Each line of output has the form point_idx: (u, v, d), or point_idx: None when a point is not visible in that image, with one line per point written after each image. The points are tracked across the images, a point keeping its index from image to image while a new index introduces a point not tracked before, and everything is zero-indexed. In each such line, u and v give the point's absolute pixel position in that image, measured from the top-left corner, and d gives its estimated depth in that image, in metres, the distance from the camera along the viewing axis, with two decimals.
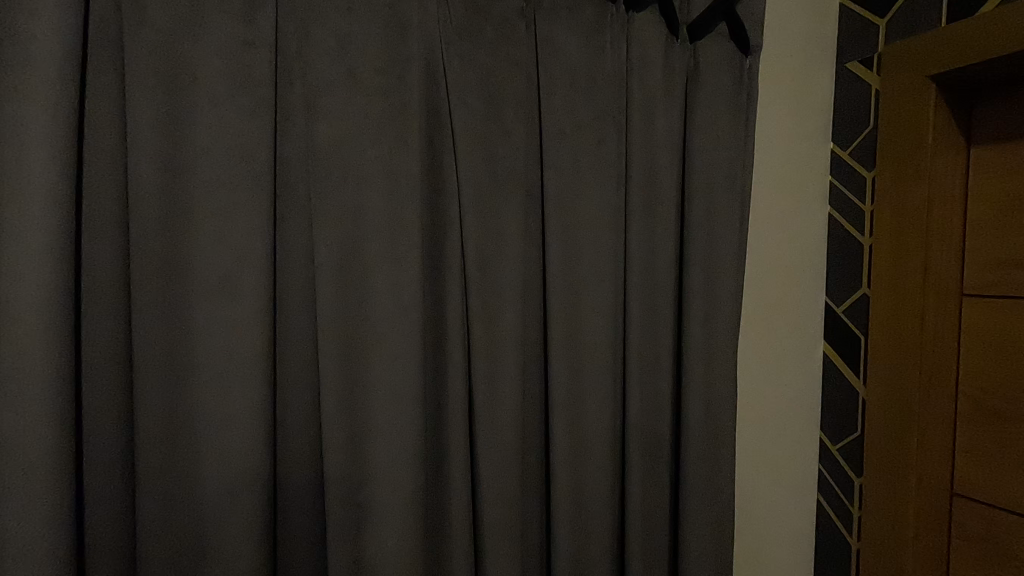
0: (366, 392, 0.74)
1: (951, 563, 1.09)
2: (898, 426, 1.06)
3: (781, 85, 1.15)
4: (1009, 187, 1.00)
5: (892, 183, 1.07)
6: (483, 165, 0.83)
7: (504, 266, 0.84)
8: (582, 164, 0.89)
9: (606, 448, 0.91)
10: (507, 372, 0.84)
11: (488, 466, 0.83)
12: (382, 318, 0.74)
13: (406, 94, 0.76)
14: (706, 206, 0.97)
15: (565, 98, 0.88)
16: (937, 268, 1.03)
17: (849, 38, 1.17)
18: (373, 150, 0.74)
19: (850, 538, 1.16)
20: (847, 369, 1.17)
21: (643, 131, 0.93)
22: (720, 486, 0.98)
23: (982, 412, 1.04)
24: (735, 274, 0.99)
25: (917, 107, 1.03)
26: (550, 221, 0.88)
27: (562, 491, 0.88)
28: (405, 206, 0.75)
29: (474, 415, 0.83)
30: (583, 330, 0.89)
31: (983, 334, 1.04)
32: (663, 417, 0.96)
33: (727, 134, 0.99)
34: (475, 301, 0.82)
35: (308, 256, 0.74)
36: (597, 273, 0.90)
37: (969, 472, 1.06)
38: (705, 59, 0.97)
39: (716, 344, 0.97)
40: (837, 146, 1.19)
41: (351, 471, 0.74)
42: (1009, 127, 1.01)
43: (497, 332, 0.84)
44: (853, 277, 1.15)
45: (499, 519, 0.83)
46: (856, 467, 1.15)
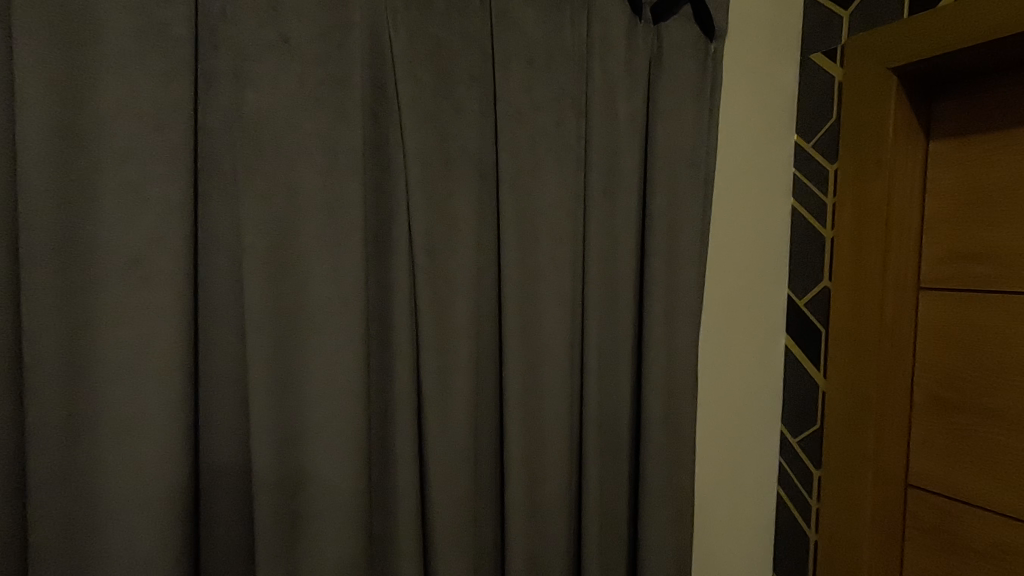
0: (301, 388, 0.69)
1: (905, 553, 1.09)
2: (855, 418, 1.05)
3: (745, 73, 1.12)
4: (967, 181, 1.00)
5: (853, 174, 1.05)
6: (432, 145, 0.78)
7: (455, 252, 0.79)
8: (539, 147, 0.85)
9: (563, 445, 0.87)
10: (459, 366, 0.79)
11: (438, 466, 0.78)
12: (320, 307, 0.69)
13: (347, 63, 0.70)
14: (669, 194, 0.94)
15: (521, 76, 0.83)
16: (896, 260, 1.03)
17: (814, 28, 1.15)
18: (309, 124, 0.68)
19: (808, 530, 1.15)
20: (808, 364, 1.16)
21: (604, 114, 0.89)
22: (681, 481, 0.96)
23: (938, 407, 1.04)
24: (697, 263, 0.97)
25: (878, 99, 1.02)
26: (505, 206, 0.83)
27: (517, 490, 0.83)
28: (346, 187, 0.70)
29: (422, 412, 0.78)
30: (539, 321, 0.85)
31: (941, 327, 1.04)
32: (621, 412, 0.93)
33: (690, 119, 0.96)
34: (424, 290, 0.77)
35: (234, 239, 0.68)
36: (555, 261, 0.86)
37: (923, 464, 1.06)
38: (668, 40, 0.94)
39: (677, 336, 0.95)
40: (801, 138, 1.17)
41: (284, 474, 0.68)
42: (968, 122, 1.00)
43: (447, 323, 0.79)
44: (816, 270, 1.14)
45: (448, 520, 0.78)
46: (815, 460, 1.14)
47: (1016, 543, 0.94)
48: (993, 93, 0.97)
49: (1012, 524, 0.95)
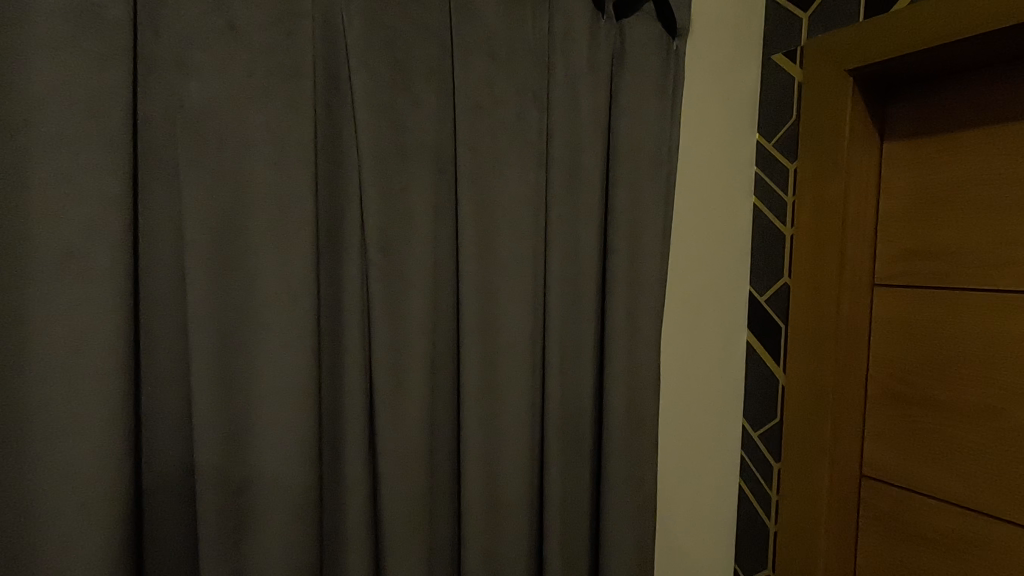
0: (249, 387, 0.68)
1: (860, 542, 1.12)
2: (812, 411, 1.08)
3: (709, 71, 1.13)
4: (920, 181, 1.03)
5: (811, 173, 1.08)
6: (388, 138, 0.76)
7: (412, 248, 0.78)
8: (500, 142, 0.84)
9: (523, 442, 0.87)
10: (416, 363, 0.78)
11: (393, 464, 0.77)
12: (269, 304, 0.68)
13: (298, 54, 0.68)
14: (631, 191, 0.94)
15: (481, 70, 0.82)
16: (852, 257, 1.05)
17: (775, 28, 1.17)
18: (258, 116, 0.66)
19: (768, 522, 1.18)
20: (769, 359, 1.18)
21: (566, 109, 0.89)
22: (642, 476, 0.97)
23: (892, 399, 1.07)
24: (659, 260, 0.97)
25: (836, 99, 1.04)
26: (463, 201, 0.81)
27: (476, 487, 0.83)
28: (296, 182, 0.69)
29: (376, 410, 0.76)
30: (498, 318, 0.85)
31: (895, 322, 1.06)
32: (581, 409, 0.94)
33: (652, 116, 0.96)
34: (378, 286, 0.76)
35: (177, 233, 0.66)
36: (514, 258, 0.85)
37: (877, 455, 1.09)
38: (631, 37, 0.94)
39: (639, 333, 0.96)
40: (763, 137, 1.19)
41: (230, 472, 0.67)
42: (921, 123, 1.03)
43: (403, 319, 0.77)
44: (776, 267, 1.16)
45: (402, 519, 0.78)
46: (775, 453, 1.17)
47: (962, 530, 0.98)
48: (944, 95, 1.00)
49: (958, 512, 0.98)
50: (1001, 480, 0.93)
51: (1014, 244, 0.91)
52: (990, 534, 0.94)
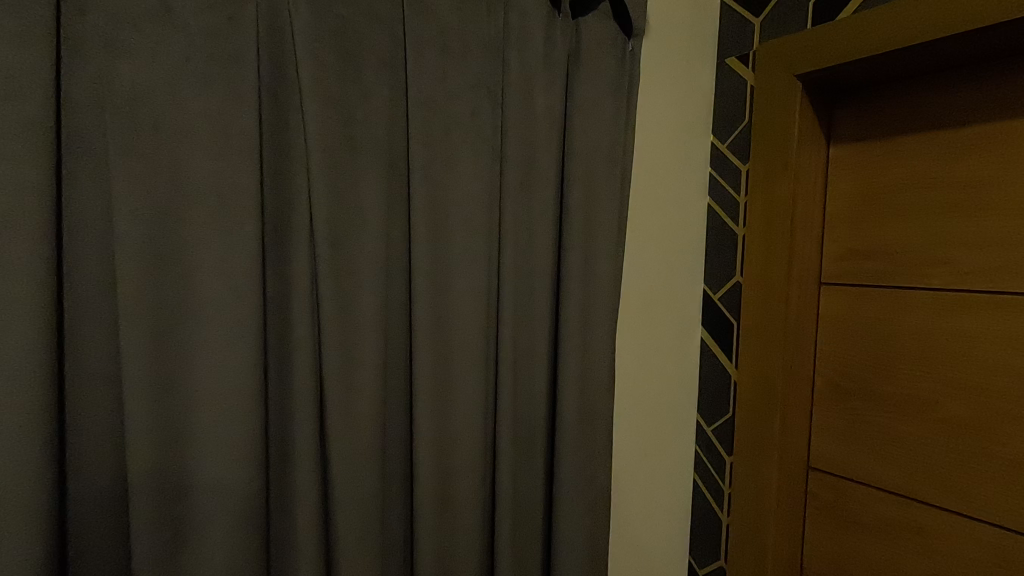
0: (186, 386, 0.65)
1: (807, 532, 1.16)
2: (763, 406, 1.11)
3: (664, 72, 1.14)
4: (863, 183, 1.07)
5: (762, 174, 1.11)
6: (337, 130, 0.74)
7: (361, 244, 0.76)
8: (454, 137, 0.83)
9: (475, 440, 0.86)
10: (366, 361, 0.76)
11: (342, 465, 0.75)
12: (208, 300, 0.65)
13: (241, 39, 0.66)
14: (585, 189, 0.95)
15: (435, 63, 0.81)
16: (800, 256, 1.09)
17: (729, 33, 1.20)
18: (197, 103, 0.64)
19: (721, 514, 1.21)
20: (722, 356, 1.21)
21: (520, 106, 0.89)
22: (596, 472, 0.98)
23: (837, 394, 1.11)
24: (613, 257, 0.98)
25: (785, 103, 1.07)
26: (415, 195, 0.80)
27: (427, 487, 0.82)
28: (239, 172, 0.66)
29: (324, 410, 0.74)
30: (451, 315, 0.84)
31: (841, 320, 1.10)
32: (535, 406, 0.94)
33: (607, 114, 0.97)
34: (327, 283, 0.73)
35: (107, 223, 0.62)
36: (467, 254, 0.84)
37: (824, 448, 1.13)
38: (587, 35, 0.95)
39: (593, 330, 0.97)
40: (717, 139, 1.22)
41: (166, 474, 0.64)
42: (865, 128, 1.07)
43: (353, 317, 0.76)
44: (728, 266, 1.19)
45: (351, 523, 0.76)
46: (727, 447, 1.20)
47: (901, 517, 1.02)
48: (886, 102, 1.04)
49: (897, 500, 1.03)
50: (936, 469, 0.98)
51: (948, 246, 0.96)
52: (926, 520, 0.99)
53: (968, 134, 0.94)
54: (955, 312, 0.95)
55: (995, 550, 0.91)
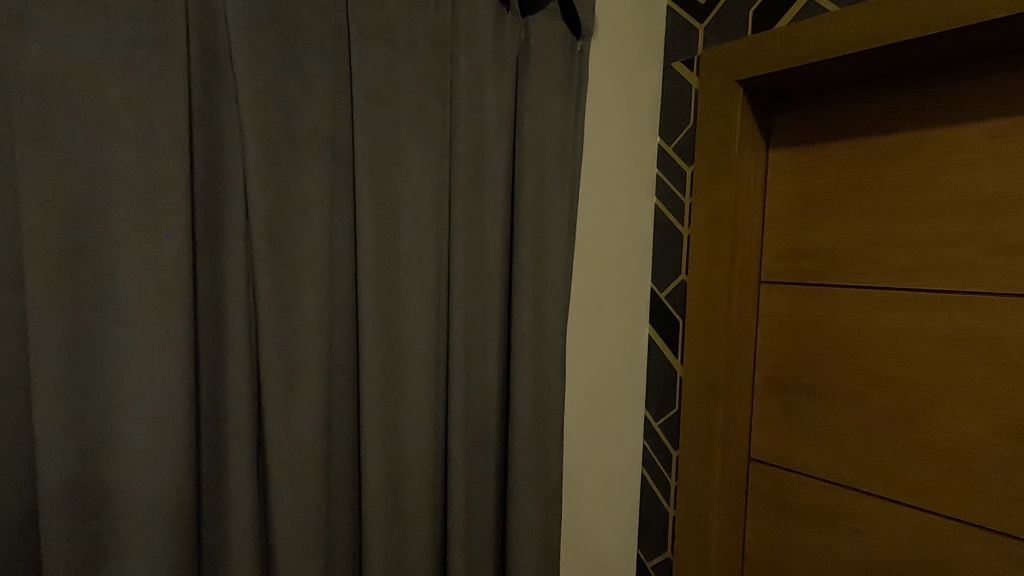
0: (108, 393, 0.61)
1: (749, 521, 1.20)
2: (707, 401, 1.14)
3: (612, 74, 1.16)
4: (799, 186, 1.12)
5: (706, 176, 1.14)
6: (276, 121, 0.71)
7: (304, 242, 0.73)
8: (401, 132, 0.81)
9: (426, 443, 0.84)
10: (309, 364, 0.73)
11: (283, 472, 0.72)
12: (133, 300, 0.61)
13: (168, 23, 0.62)
14: (536, 187, 0.94)
15: (381, 56, 0.79)
16: (741, 255, 1.13)
17: (674, 37, 1.22)
18: (119, 89, 0.59)
19: (668, 507, 1.24)
20: (669, 352, 1.24)
21: (470, 103, 0.88)
22: (549, 470, 0.98)
23: (775, 387, 1.16)
24: (564, 256, 0.99)
25: (728, 106, 1.10)
26: (361, 191, 0.77)
27: (375, 491, 0.79)
28: (167, 164, 0.62)
29: (264, 415, 0.71)
30: (400, 315, 0.82)
31: (779, 317, 1.15)
32: (488, 406, 0.93)
33: (557, 113, 0.97)
34: (266, 283, 0.70)
35: (15, 217, 0.57)
36: (417, 252, 0.82)
37: (763, 439, 1.18)
38: (536, 34, 0.95)
39: (545, 329, 0.97)
40: (663, 141, 1.24)
41: (84, 489, 0.59)
42: (801, 133, 1.12)
43: (295, 317, 0.72)
44: (675, 265, 1.22)
45: (295, 532, 0.72)
46: (674, 441, 1.23)
47: (834, 503, 1.08)
48: (822, 108, 1.09)
49: (830, 488, 1.08)
50: (865, 457, 1.04)
51: (876, 246, 1.02)
52: (857, 505, 1.05)
53: (894, 140, 1.00)
54: (883, 308, 1.01)
55: (917, 531, 0.98)
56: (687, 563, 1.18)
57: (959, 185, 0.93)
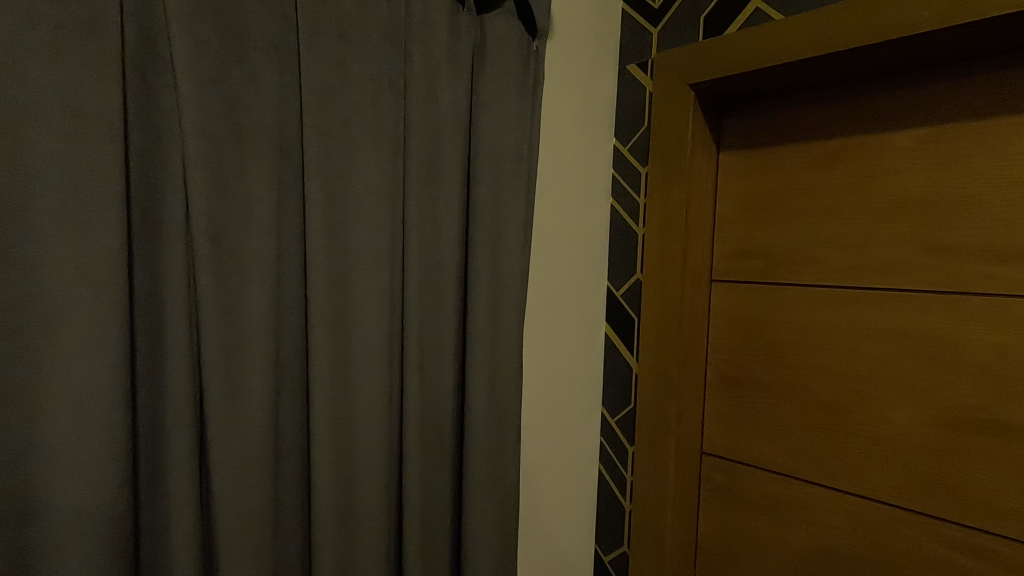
0: (32, 398, 0.57)
1: (702, 513, 1.23)
2: (661, 397, 1.17)
3: (568, 75, 1.16)
4: (748, 188, 1.16)
5: (660, 177, 1.16)
6: (219, 115, 0.68)
7: (250, 239, 0.71)
8: (353, 128, 0.79)
9: (379, 445, 0.83)
10: (255, 365, 0.71)
11: (227, 478, 0.69)
12: (62, 300, 0.58)
13: (100, 7, 0.58)
14: (492, 186, 0.94)
15: (331, 49, 0.77)
16: (693, 254, 1.16)
17: (629, 40, 1.25)
18: (45, 76, 0.56)
19: (624, 501, 1.26)
20: (624, 351, 1.26)
21: (424, 100, 0.87)
22: (504, 468, 0.98)
23: (726, 382, 1.20)
24: (520, 255, 0.99)
25: (680, 110, 1.13)
26: (310, 188, 0.76)
27: (326, 495, 0.78)
28: (99, 156, 0.59)
29: (207, 419, 0.68)
30: (353, 314, 0.80)
31: (730, 314, 1.19)
32: (443, 405, 0.92)
33: (512, 112, 0.97)
34: (209, 281, 0.67)
35: None
36: (369, 251, 0.81)
37: (715, 433, 1.21)
38: (491, 33, 0.95)
39: (501, 327, 0.97)
40: (619, 142, 1.26)
41: (5, 500, 0.56)
42: (749, 137, 1.16)
43: (239, 317, 0.70)
44: (630, 264, 1.24)
45: (240, 539, 0.70)
46: (630, 437, 1.25)
47: (781, 493, 1.12)
48: (769, 113, 1.13)
49: (778, 478, 1.12)
50: (810, 448, 1.08)
51: (818, 245, 1.07)
52: (802, 494, 1.09)
53: (835, 145, 1.05)
54: (825, 305, 1.06)
55: (857, 517, 1.02)
56: (643, 556, 1.20)
57: (894, 188, 0.98)
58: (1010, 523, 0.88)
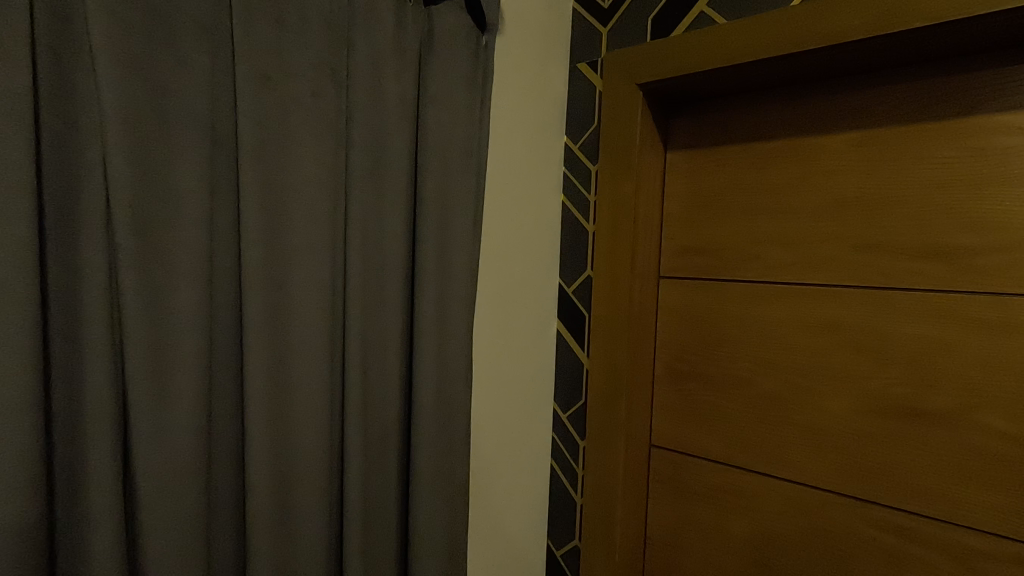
0: None
1: (650, 504, 1.26)
2: (611, 391, 1.19)
3: (519, 72, 1.16)
4: (694, 186, 1.19)
5: (609, 175, 1.18)
6: (143, 100, 0.65)
7: (179, 233, 0.68)
8: (292, 118, 0.77)
9: (321, 445, 0.80)
10: (185, 364, 0.68)
11: (152, 482, 0.66)
12: None
13: None
14: (440, 181, 0.93)
15: (268, 35, 0.74)
16: (642, 251, 1.18)
17: (580, 39, 1.26)
18: None
19: (575, 495, 1.27)
20: (576, 346, 1.27)
21: (368, 92, 0.84)
22: (452, 466, 0.97)
23: (673, 377, 1.22)
24: (469, 251, 0.98)
25: (628, 109, 1.15)
26: (245, 179, 0.73)
27: (262, 500, 0.75)
28: (5, 141, 0.54)
29: (130, 422, 0.65)
30: (291, 311, 0.77)
31: (678, 310, 1.21)
32: (389, 405, 0.90)
33: (461, 106, 0.96)
34: (132, 277, 0.64)
35: None
36: (309, 245, 0.78)
37: (663, 426, 1.24)
38: (439, 26, 0.93)
39: (449, 325, 0.96)
40: (569, 140, 1.27)
41: None
42: (695, 138, 1.19)
43: (167, 314, 0.67)
44: (580, 261, 1.26)
45: (169, 546, 0.67)
46: (581, 432, 1.26)
47: (725, 483, 1.15)
48: (714, 114, 1.16)
49: (723, 468, 1.16)
50: (752, 438, 1.12)
51: (759, 243, 1.10)
52: (745, 483, 1.13)
53: (775, 146, 1.09)
54: (765, 300, 1.10)
55: (796, 503, 1.07)
56: (593, 550, 1.22)
57: (829, 188, 1.03)
58: (933, 504, 0.94)
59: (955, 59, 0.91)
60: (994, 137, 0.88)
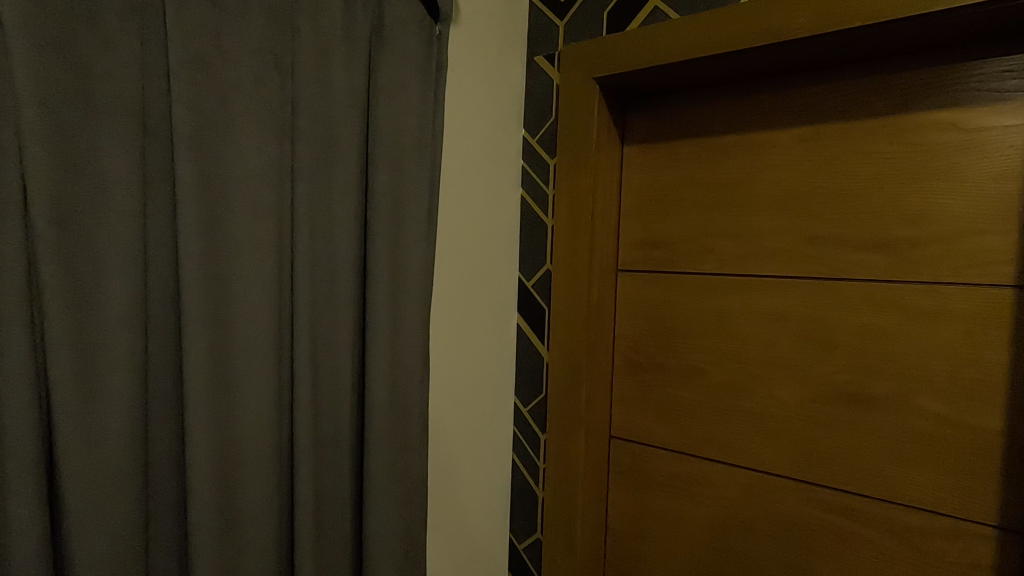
0: None
1: (610, 495, 1.27)
2: (570, 384, 1.19)
3: (475, 63, 1.15)
4: (651, 180, 1.20)
5: (567, 168, 1.18)
6: (64, 84, 0.60)
7: (107, 225, 0.64)
8: (232, 106, 0.73)
9: (267, 446, 0.77)
10: (115, 363, 0.64)
11: (80, 490, 0.62)
12: None
13: None
14: (392, 173, 0.91)
15: (205, 18, 0.70)
16: (600, 244, 1.18)
17: (538, 32, 1.25)
18: None
19: (537, 489, 1.27)
20: (536, 341, 1.26)
21: (314, 79, 0.81)
22: (407, 464, 0.96)
23: (632, 368, 1.24)
24: (424, 244, 0.97)
25: (585, 102, 1.15)
26: (181, 169, 0.69)
27: (204, 503, 0.72)
28: None
29: (54, 425, 0.61)
30: (235, 308, 0.74)
31: (636, 303, 1.22)
32: (340, 403, 0.88)
33: (413, 97, 0.94)
34: (53, 272, 0.60)
35: None
36: (252, 239, 0.75)
37: (622, 417, 1.25)
38: (390, 14, 0.91)
39: (403, 320, 0.94)
40: (527, 133, 1.27)
41: None
42: (651, 132, 1.20)
43: (94, 311, 0.63)
44: (539, 255, 1.25)
45: (100, 558, 0.63)
46: (541, 426, 1.26)
47: (682, 471, 1.17)
48: (669, 109, 1.18)
49: (679, 457, 1.18)
50: (707, 427, 1.14)
51: (713, 236, 1.12)
52: (701, 471, 1.15)
53: (728, 141, 1.11)
54: (720, 291, 1.12)
55: (748, 489, 1.10)
56: (554, 542, 1.22)
57: (779, 182, 1.05)
58: (874, 485, 0.97)
59: (894, 59, 0.94)
60: (930, 134, 0.92)
